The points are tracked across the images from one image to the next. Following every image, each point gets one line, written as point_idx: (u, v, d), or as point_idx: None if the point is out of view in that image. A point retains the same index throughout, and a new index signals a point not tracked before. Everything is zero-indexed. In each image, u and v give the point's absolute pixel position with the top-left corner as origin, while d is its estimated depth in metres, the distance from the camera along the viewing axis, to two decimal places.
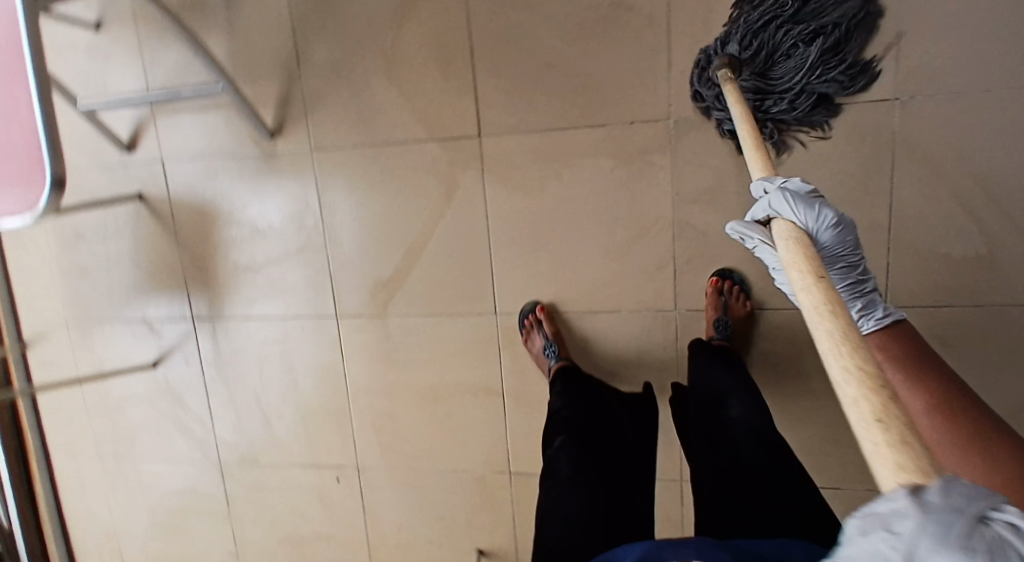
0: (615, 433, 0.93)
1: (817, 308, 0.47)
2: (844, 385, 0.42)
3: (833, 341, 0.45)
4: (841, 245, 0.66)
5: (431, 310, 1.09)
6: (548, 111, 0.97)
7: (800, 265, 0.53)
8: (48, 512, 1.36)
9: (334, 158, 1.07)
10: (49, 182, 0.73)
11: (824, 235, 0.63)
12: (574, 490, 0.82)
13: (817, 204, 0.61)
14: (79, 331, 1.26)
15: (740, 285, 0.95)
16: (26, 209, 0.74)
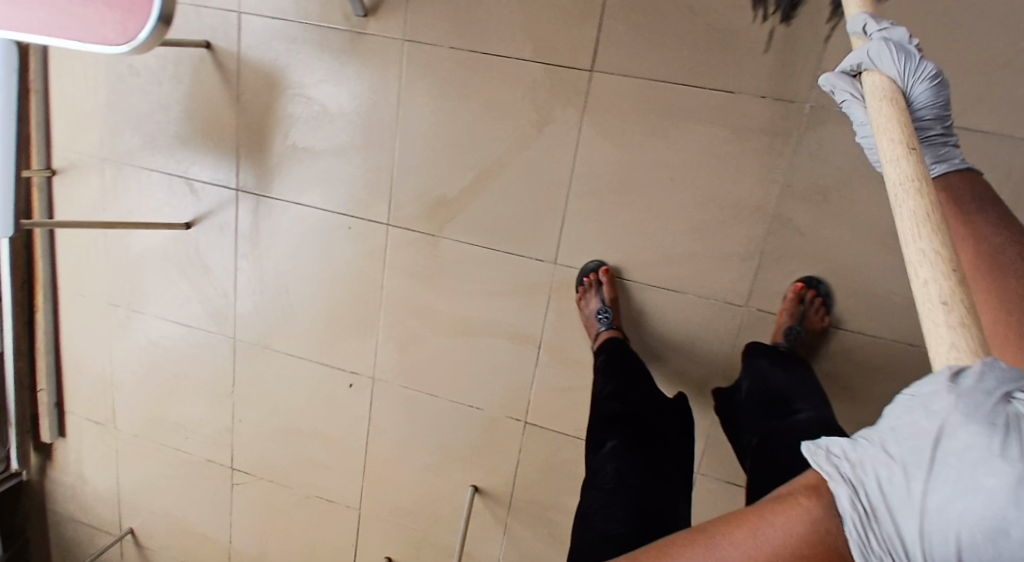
0: (667, 447, 0.91)
1: (906, 182, 0.48)
2: (917, 266, 0.46)
3: (916, 213, 0.47)
4: (935, 101, 0.66)
5: (489, 242, 1.03)
6: (675, 61, 0.88)
7: (892, 131, 0.52)
8: (44, 347, 1.33)
9: (427, 55, 0.97)
10: (156, 15, 0.69)
11: (920, 90, 0.64)
12: (615, 503, 0.81)
13: (917, 57, 0.62)
14: (113, 172, 1.18)
15: (824, 297, 0.90)
16: (125, 37, 0.70)
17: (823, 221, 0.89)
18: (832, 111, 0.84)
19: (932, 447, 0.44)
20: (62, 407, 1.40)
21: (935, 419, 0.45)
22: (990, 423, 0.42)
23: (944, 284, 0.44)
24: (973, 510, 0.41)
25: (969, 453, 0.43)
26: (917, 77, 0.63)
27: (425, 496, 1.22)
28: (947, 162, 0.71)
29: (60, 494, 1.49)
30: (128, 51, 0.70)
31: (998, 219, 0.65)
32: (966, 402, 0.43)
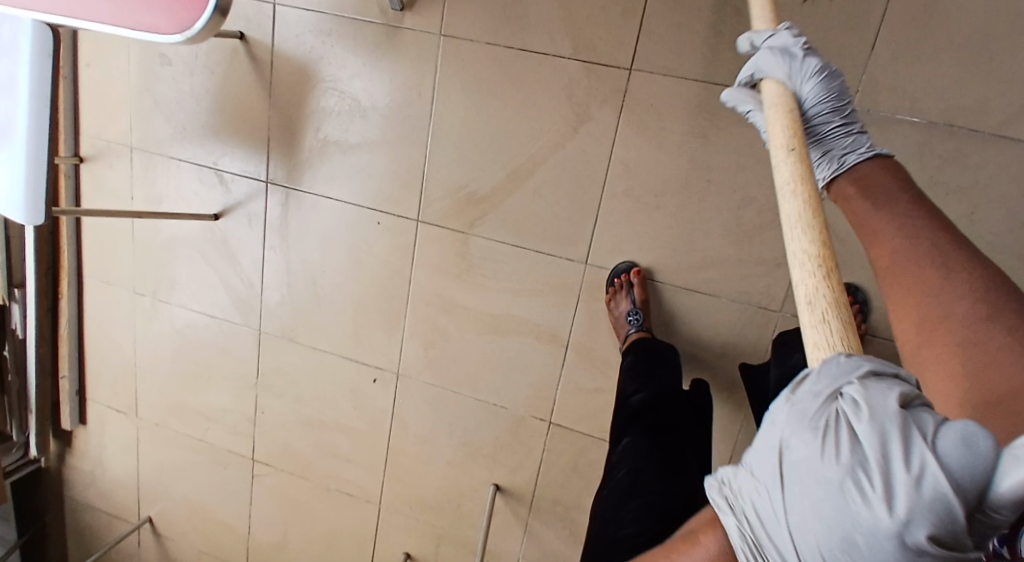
0: (685, 431, 0.92)
1: (787, 186, 0.51)
2: (797, 267, 0.48)
3: (797, 215, 0.49)
4: (826, 94, 0.67)
5: (519, 241, 1.03)
6: (717, 62, 0.87)
7: (784, 133, 0.55)
8: (68, 334, 1.33)
9: (464, 51, 0.97)
10: (212, 7, 0.68)
11: (808, 88, 0.66)
12: (628, 504, 0.84)
13: (799, 55, 0.65)
14: (142, 161, 1.18)
15: (861, 305, 0.88)
16: (178, 29, 0.68)
17: None
18: (875, 117, 0.83)
19: (773, 458, 0.43)
20: (83, 394, 1.40)
21: (777, 431, 0.44)
22: (822, 425, 0.41)
23: (815, 285, 0.46)
24: (828, 526, 0.39)
25: (798, 459, 0.42)
26: (803, 75, 0.65)
27: (446, 493, 1.22)
28: (854, 149, 0.68)
29: (79, 480, 1.50)
30: (180, 41, 0.68)
31: (909, 202, 0.62)
32: (819, 408, 0.42)
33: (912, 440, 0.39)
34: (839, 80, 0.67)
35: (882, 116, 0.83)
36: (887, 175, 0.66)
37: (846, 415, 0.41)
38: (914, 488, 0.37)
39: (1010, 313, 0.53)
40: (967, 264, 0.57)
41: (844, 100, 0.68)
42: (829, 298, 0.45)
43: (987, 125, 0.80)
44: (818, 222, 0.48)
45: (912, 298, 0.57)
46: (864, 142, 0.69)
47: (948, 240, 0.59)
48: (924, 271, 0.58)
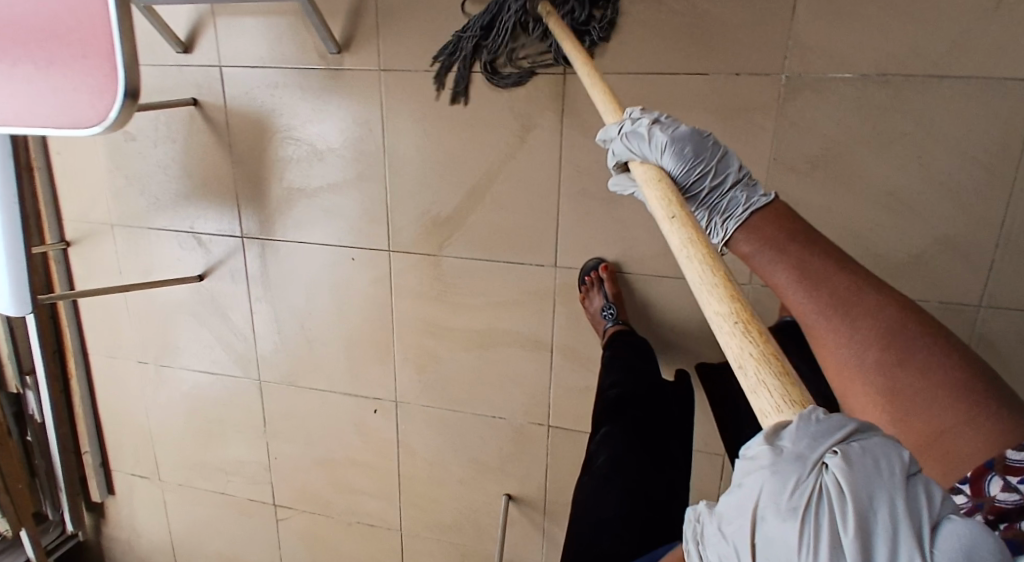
0: (659, 411, 0.94)
1: (684, 252, 0.49)
2: (724, 332, 0.44)
3: (702, 279, 0.47)
4: (695, 156, 0.64)
5: (488, 255, 1.05)
6: (647, 51, 0.88)
7: (667, 207, 0.54)
8: (82, 411, 1.38)
9: (404, 82, 0.99)
10: (121, 91, 0.66)
11: (668, 161, 0.63)
12: (611, 488, 0.87)
13: (653, 133, 0.62)
14: (124, 236, 1.23)
15: None
16: (95, 120, 0.68)
17: (817, 190, 0.88)
18: (808, 79, 0.84)
19: (747, 525, 0.41)
20: (107, 466, 1.45)
21: (754, 493, 0.41)
22: (804, 505, 0.39)
23: (741, 344, 0.43)
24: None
25: (776, 539, 0.39)
26: (658, 151, 0.62)
27: (463, 511, 1.24)
28: (733, 212, 0.66)
29: (116, 548, 1.54)
30: (101, 131, 0.68)
31: (802, 248, 0.63)
32: (800, 481, 0.39)
33: (900, 541, 0.37)
34: (692, 140, 0.63)
35: (816, 76, 0.83)
36: (775, 225, 0.65)
37: (833, 501, 0.38)
38: None
39: (910, 354, 0.59)
40: (866, 304, 0.61)
41: (707, 159, 0.65)
42: (757, 353, 0.42)
43: (921, 69, 0.80)
44: (721, 277, 0.47)
45: (827, 346, 0.62)
46: (741, 196, 0.66)
47: (848, 283, 0.62)
48: (831, 324, 0.61)
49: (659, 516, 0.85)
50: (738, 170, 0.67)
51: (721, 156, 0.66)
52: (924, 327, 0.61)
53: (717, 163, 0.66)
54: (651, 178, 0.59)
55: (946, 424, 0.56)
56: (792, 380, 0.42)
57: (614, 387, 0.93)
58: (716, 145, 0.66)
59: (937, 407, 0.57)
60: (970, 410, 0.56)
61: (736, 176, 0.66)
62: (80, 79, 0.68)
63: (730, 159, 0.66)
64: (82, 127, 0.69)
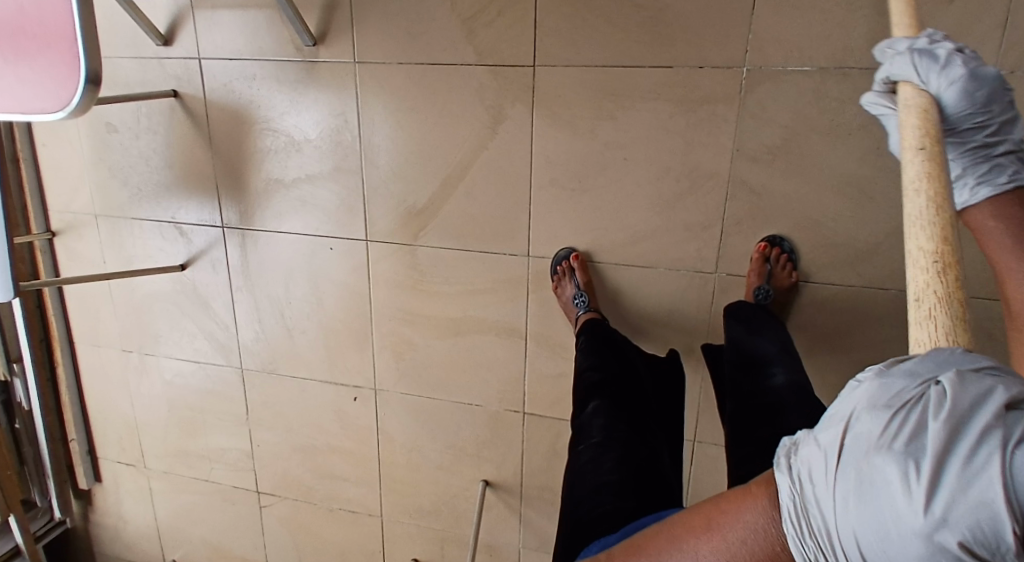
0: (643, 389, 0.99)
1: (912, 185, 0.53)
2: (914, 262, 0.51)
3: (920, 213, 0.52)
4: (972, 102, 0.69)
5: (462, 244, 1.07)
6: (612, 45, 0.90)
7: (918, 130, 0.58)
8: (69, 400, 1.40)
9: (378, 74, 1.01)
10: (84, 78, 0.68)
11: (949, 94, 0.68)
12: (606, 456, 0.87)
13: (949, 60, 0.67)
14: (107, 226, 1.25)
15: (789, 254, 0.92)
16: (59, 106, 0.70)
17: (778, 180, 0.90)
18: (768, 72, 0.86)
19: (840, 425, 0.44)
20: (94, 454, 1.48)
21: (853, 402, 0.44)
22: (898, 402, 0.41)
23: (930, 279, 0.49)
24: (861, 496, 0.40)
25: (863, 429, 0.42)
26: (941, 75, 0.67)
27: (441, 496, 1.25)
28: (994, 178, 0.72)
29: (104, 535, 1.57)
30: (65, 117, 0.70)
31: None
32: (903, 388, 0.42)
33: (986, 443, 0.37)
34: (988, 88, 0.69)
35: (774, 70, 0.86)
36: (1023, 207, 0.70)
37: (928, 405, 0.40)
38: (964, 490, 0.36)
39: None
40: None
41: (993, 112, 0.71)
42: (943, 292, 0.48)
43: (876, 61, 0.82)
44: (942, 219, 0.51)
45: None
46: (1009, 167, 0.72)
47: None
48: None
49: (651, 483, 0.84)
50: (1014, 143, 0.72)
51: (1008, 119, 0.72)
52: None
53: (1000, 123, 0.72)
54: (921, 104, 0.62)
55: None
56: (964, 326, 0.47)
57: (592, 370, 0.97)
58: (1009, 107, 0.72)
59: None
60: None
61: (1011, 145, 0.72)
62: (44, 64, 0.70)
63: (1004, 131, 0.72)
64: (45, 111, 0.71)
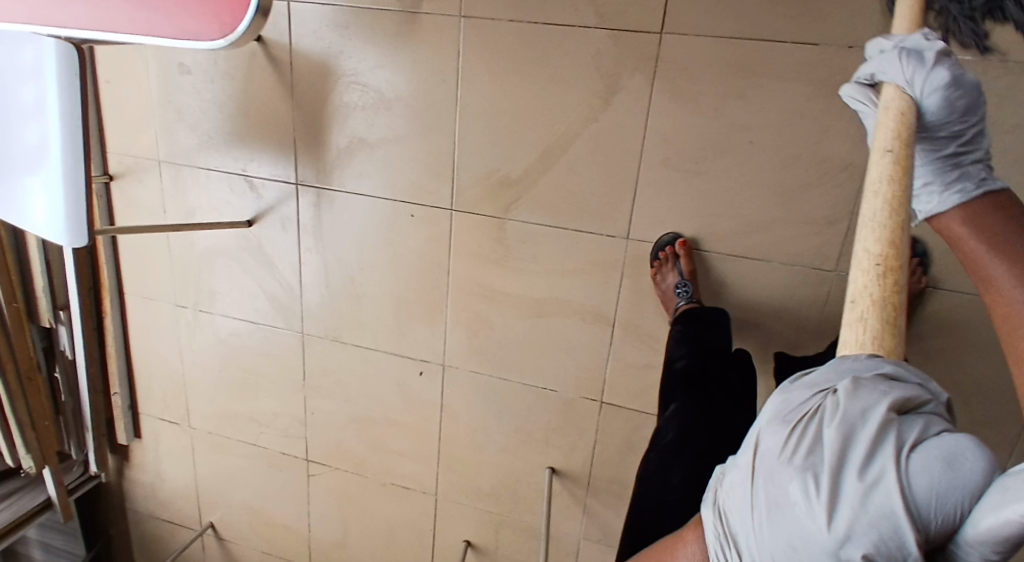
0: (728, 384, 0.92)
1: (873, 187, 0.53)
2: (858, 259, 0.51)
3: (873, 215, 0.51)
4: (948, 109, 0.66)
5: (556, 221, 1.01)
6: (751, 16, 0.83)
7: (893, 129, 0.57)
8: (115, 351, 1.35)
9: (483, 30, 0.94)
10: (253, 10, 0.79)
11: (932, 100, 0.65)
12: (674, 466, 0.87)
13: (931, 63, 0.64)
14: (170, 173, 1.19)
15: (920, 260, 0.88)
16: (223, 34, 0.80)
17: None
18: None
19: (750, 444, 0.51)
20: (136, 409, 1.43)
21: (761, 419, 0.51)
22: (797, 418, 0.48)
23: (881, 293, 0.48)
24: (779, 511, 0.46)
25: (769, 444, 0.49)
26: (929, 85, 0.64)
27: (501, 480, 1.21)
28: (963, 186, 0.69)
29: (138, 491, 1.54)
30: (224, 44, 0.81)
31: None
32: (806, 402, 0.49)
33: (882, 449, 0.44)
34: (968, 96, 0.67)
35: None
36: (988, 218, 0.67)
37: (829, 417, 0.46)
38: (863, 496, 0.43)
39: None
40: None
41: (968, 124, 0.69)
42: (878, 295, 0.48)
43: None
44: (895, 223, 0.50)
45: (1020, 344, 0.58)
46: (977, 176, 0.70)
47: None
48: None
49: None
50: (985, 154, 0.71)
51: (979, 129, 0.70)
52: None
53: (971, 132, 0.70)
54: (900, 106, 0.61)
55: None
56: (893, 336, 0.48)
57: (683, 358, 0.92)
58: (982, 116, 0.69)
59: None
60: None
61: (982, 155, 0.70)
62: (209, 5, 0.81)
63: (975, 142, 0.70)
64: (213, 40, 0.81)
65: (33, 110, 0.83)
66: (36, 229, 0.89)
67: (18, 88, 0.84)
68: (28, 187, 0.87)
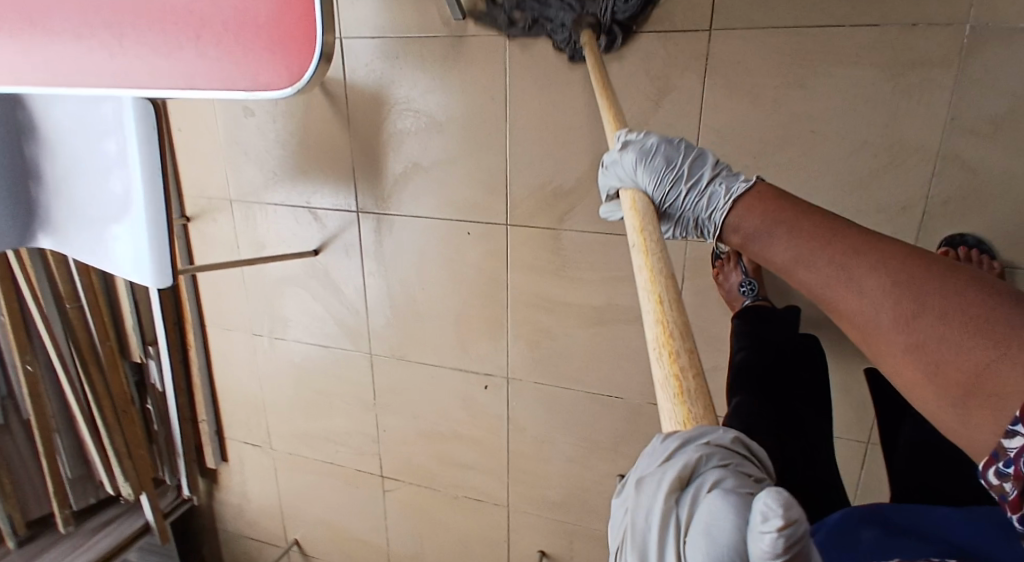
0: (795, 380, 0.87)
1: (637, 272, 0.53)
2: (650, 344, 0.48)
3: (644, 300, 0.51)
4: (666, 173, 0.69)
5: (612, 228, 1.01)
6: (805, 3, 0.81)
7: (637, 222, 0.60)
8: (200, 381, 1.44)
9: (530, 46, 0.96)
10: (319, 53, 0.71)
11: (646, 178, 0.69)
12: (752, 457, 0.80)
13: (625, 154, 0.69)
14: (242, 211, 1.26)
15: (978, 248, 0.82)
16: (288, 82, 0.73)
17: (999, 157, 0.80)
18: (1000, 28, 0.76)
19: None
20: (221, 433, 1.52)
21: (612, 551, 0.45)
22: (616, 543, 0.42)
23: (666, 373, 0.45)
24: None
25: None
26: (637, 167, 0.69)
27: (572, 489, 1.21)
28: (716, 202, 0.67)
29: (226, 512, 1.62)
30: (293, 93, 0.74)
31: (797, 214, 0.58)
32: (620, 518, 0.43)
33: (668, 546, 0.38)
34: (668, 153, 0.69)
35: (1006, 27, 0.75)
36: (769, 199, 0.62)
37: (623, 534, 0.41)
38: None
39: (930, 298, 0.47)
40: (865, 260, 0.52)
41: (679, 164, 0.69)
42: (663, 375, 0.45)
43: None
44: (655, 296, 0.49)
45: (846, 321, 0.52)
46: (720, 187, 0.68)
47: (855, 243, 0.53)
48: (840, 286, 0.52)
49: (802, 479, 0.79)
50: (713, 169, 0.70)
51: (693, 159, 0.70)
52: (934, 265, 0.49)
53: (688, 166, 0.70)
54: (635, 200, 0.65)
55: (978, 365, 0.43)
56: (685, 405, 0.43)
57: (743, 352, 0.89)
58: (688, 151, 0.71)
59: (939, 331, 0.45)
60: (974, 323, 0.44)
61: (710, 173, 0.69)
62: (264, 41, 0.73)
63: (701, 169, 0.70)
64: (271, 87, 0.74)
65: (117, 164, 0.91)
66: (116, 271, 0.97)
67: (97, 142, 0.91)
68: (110, 233, 0.95)
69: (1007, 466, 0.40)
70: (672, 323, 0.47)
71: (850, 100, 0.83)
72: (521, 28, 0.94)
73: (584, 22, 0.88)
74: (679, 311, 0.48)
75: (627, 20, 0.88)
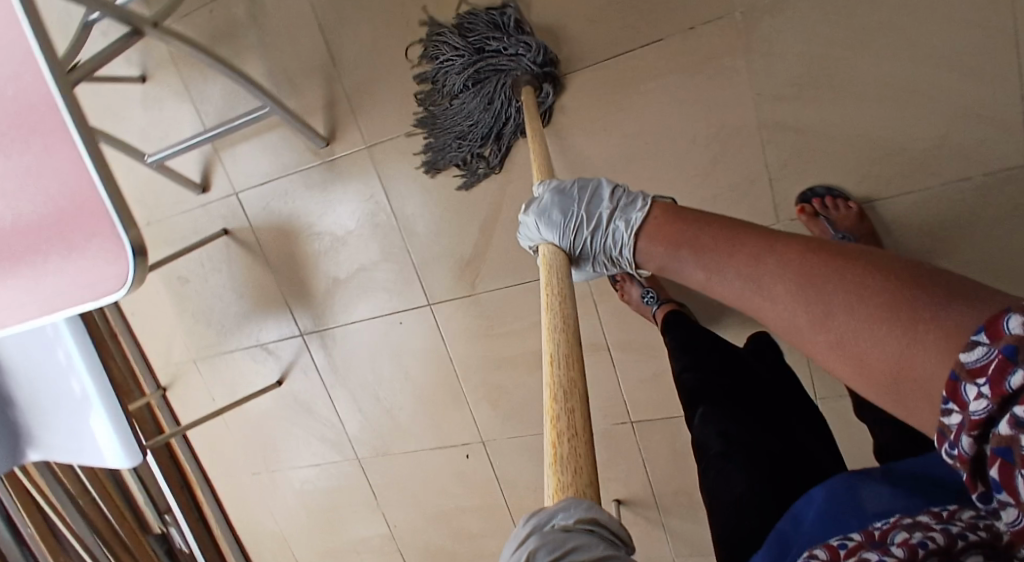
0: (749, 375, 0.81)
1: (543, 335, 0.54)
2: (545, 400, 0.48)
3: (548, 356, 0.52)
4: (569, 222, 0.71)
5: (518, 279, 1.07)
6: (597, 42, 0.92)
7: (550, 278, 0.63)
8: (221, 532, 1.51)
9: (390, 147, 1.06)
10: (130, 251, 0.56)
11: (554, 232, 0.72)
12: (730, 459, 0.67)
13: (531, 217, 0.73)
14: (206, 367, 1.35)
15: (832, 194, 0.87)
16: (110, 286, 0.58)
17: (811, 111, 0.86)
18: (761, 7, 0.84)
19: None
20: None
21: None
22: None
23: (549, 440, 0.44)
24: None
25: None
26: (543, 226, 0.72)
27: None
28: (620, 239, 0.68)
29: None
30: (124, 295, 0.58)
31: (703, 230, 0.57)
32: None
33: None
34: (563, 203, 0.72)
35: (764, 6, 0.84)
36: (674, 224, 0.61)
37: None
38: None
39: (834, 292, 0.43)
40: (767, 261, 0.50)
41: (577, 210, 0.71)
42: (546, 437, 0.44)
43: None
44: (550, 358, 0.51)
45: (771, 327, 0.49)
46: (620, 223, 0.68)
47: (756, 247, 0.51)
48: (752, 295, 0.50)
49: (794, 473, 0.65)
50: (611, 203, 0.70)
51: (591, 200, 0.71)
52: (837, 254, 0.45)
53: (587, 208, 0.71)
54: (544, 258, 0.69)
55: (895, 351, 0.38)
56: (556, 473, 0.41)
57: (687, 370, 0.81)
58: (584, 193, 0.72)
59: (849, 321, 0.41)
60: (882, 306, 0.39)
61: (608, 209, 0.69)
62: (98, 250, 0.59)
63: (600, 207, 0.70)
64: (105, 293, 0.59)
65: (68, 369, 1.01)
66: (98, 462, 1.05)
67: (48, 357, 1.02)
68: (82, 430, 1.04)
69: (952, 449, 0.33)
70: (560, 382, 0.48)
71: (667, 106, 0.91)
72: (496, 155, 1.00)
73: (518, 83, 0.93)
74: (567, 371, 0.49)
75: (548, 64, 0.92)
